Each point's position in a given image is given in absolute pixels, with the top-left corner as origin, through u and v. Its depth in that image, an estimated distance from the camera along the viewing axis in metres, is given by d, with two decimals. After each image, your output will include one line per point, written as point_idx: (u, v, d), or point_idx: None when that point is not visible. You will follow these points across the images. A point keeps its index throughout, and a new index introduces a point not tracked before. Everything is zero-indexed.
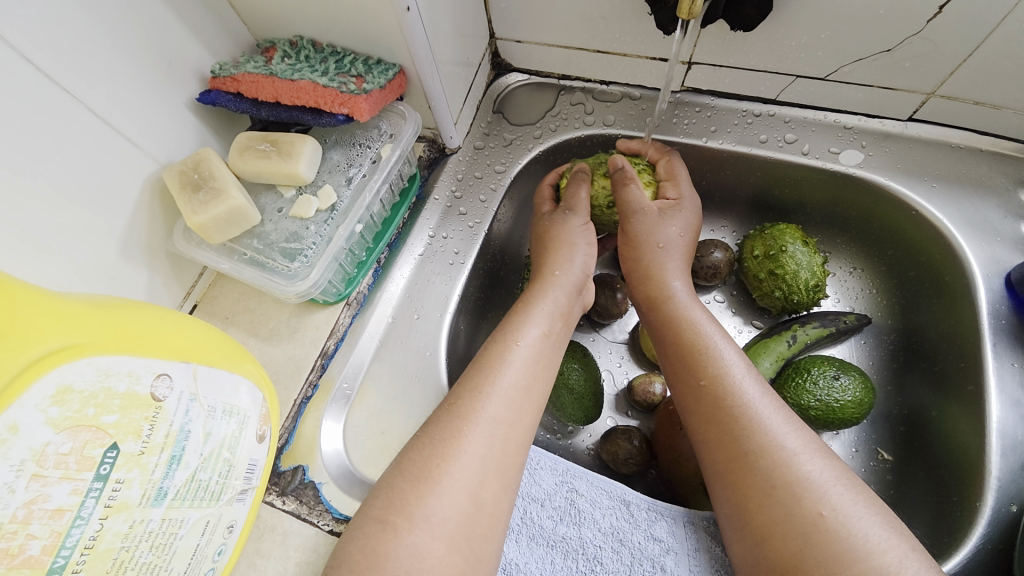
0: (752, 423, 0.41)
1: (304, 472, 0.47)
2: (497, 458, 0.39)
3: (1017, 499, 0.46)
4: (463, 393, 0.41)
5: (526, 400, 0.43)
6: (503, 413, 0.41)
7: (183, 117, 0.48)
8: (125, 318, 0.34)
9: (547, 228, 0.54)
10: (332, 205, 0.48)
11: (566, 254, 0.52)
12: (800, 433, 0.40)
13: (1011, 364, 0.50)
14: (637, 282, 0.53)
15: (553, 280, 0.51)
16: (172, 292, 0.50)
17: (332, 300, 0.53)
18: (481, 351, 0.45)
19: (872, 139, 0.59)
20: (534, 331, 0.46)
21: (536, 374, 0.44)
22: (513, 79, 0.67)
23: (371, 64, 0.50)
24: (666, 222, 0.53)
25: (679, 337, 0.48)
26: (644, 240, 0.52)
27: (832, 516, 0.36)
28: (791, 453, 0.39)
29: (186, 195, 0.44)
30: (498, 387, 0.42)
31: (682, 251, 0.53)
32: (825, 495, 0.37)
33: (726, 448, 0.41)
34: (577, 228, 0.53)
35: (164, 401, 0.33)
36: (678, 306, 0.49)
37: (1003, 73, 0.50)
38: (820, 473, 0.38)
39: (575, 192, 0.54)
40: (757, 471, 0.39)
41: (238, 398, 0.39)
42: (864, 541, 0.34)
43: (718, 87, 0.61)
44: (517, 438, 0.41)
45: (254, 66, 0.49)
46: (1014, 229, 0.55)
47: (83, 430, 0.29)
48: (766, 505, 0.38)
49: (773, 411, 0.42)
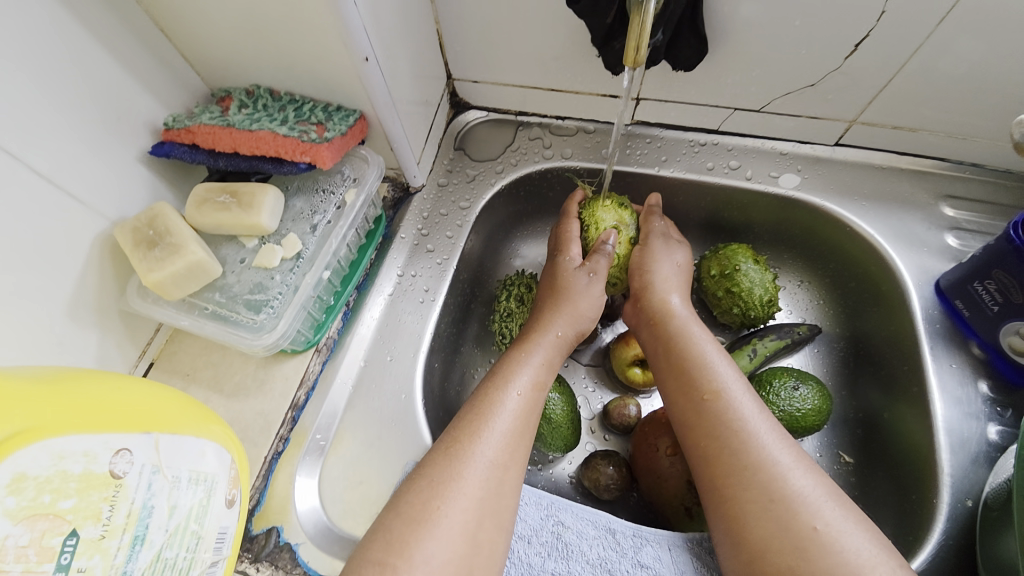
0: (750, 439, 0.43)
1: (278, 534, 0.45)
2: (493, 501, 0.39)
3: (971, 493, 0.49)
4: (462, 435, 0.41)
5: (521, 445, 0.43)
6: (500, 456, 0.41)
7: (134, 171, 0.46)
8: (75, 393, 0.32)
9: (567, 282, 0.55)
10: (297, 253, 0.48)
11: (572, 318, 0.53)
12: (792, 449, 0.42)
13: (949, 364, 0.55)
14: (643, 300, 0.56)
15: (551, 340, 0.52)
16: (125, 352, 0.47)
17: (300, 348, 0.52)
18: (477, 393, 0.45)
19: (806, 163, 0.65)
20: (525, 379, 0.47)
21: (528, 423, 0.44)
22: (472, 116, 0.69)
23: (331, 111, 0.50)
24: (680, 251, 0.58)
25: (681, 354, 0.50)
26: (666, 268, 0.56)
27: (825, 531, 0.38)
28: (785, 469, 0.41)
29: (140, 252, 0.43)
30: (497, 432, 0.42)
31: (682, 276, 0.57)
32: (818, 511, 0.39)
33: (724, 464, 0.43)
34: (593, 296, 0.55)
35: (124, 477, 0.31)
36: (680, 323, 0.52)
37: (912, 102, 0.56)
38: (812, 489, 0.40)
39: (599, 260, 0.55)
40: (754, 485, 0.41)
41: (205, 462, 0.37)
42: (855, 556, 0.37)
43: (665, 120, 0.66)
44: (512, 480, 0.41)
45: (209, 117, 0.48)
46: (937, 239, 0.60)
47: (40, 519, 0.27)
48: (763, 520, 0.39)
49: (768, 428, 0.44)
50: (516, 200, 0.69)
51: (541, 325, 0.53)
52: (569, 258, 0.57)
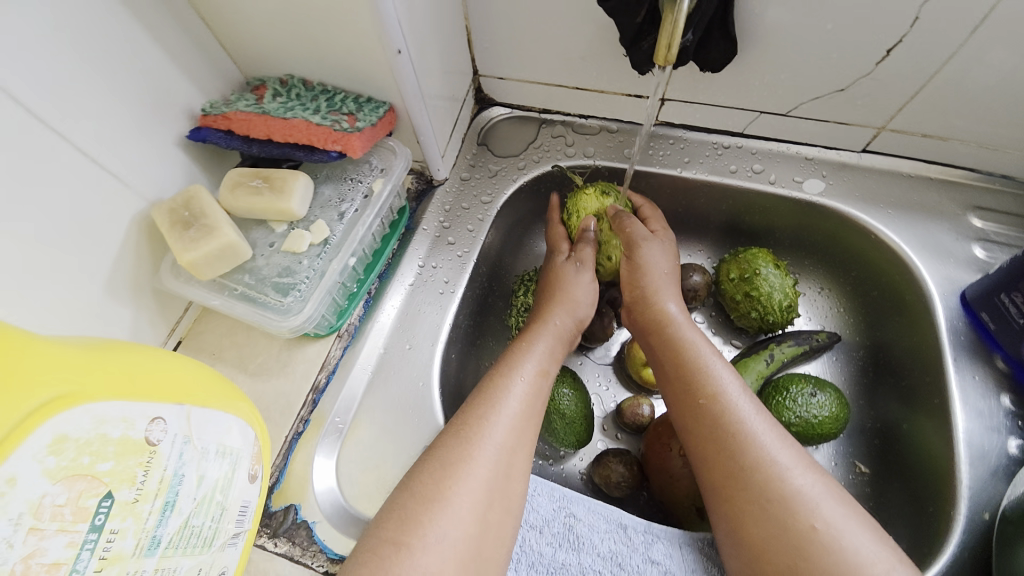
0: (747, 440, 0.43)
1: (296, 512, 0.46)
2: (502, 481, 0.40)
3: (989, 506, 0.49)
4: (469, 419, 0.42)
5: (527, 429, 0.44)
6: (508, 439, 0.42)
7: (172, 154, 0.48)
8: (115, 362, 0.34)
9: (557, 273, 0.57)
10: (325, 239, 0.49)
11: (569, 307, 0.55)
12: (792, 449, 0.42)
13: (972, 377, 0.54)
14: (636, 311, 0.56)
15: (551, 329, 0.52)
16: (156, 329, 0.49)
17: (323, 332, 0.53)
18: (483, 384, 0.46)
19: (831, 169, 0.64)
20: (530, 365, 0.48)
21: (534, 408, 0.45)
22: (496, 112, 0.70)
23: (362, 102, 0.51)
24: (665, 251, 0.57)
25: (676, 357, 0.50)
26: (656, 276, 0.55)
27: (824, 529, 0.38)
28: (783, 469, 0.41)
29: (176, 232, 0.44)
30: (505, 416, 0.43)
31: (673, 283, 0.56)
32: (817, 509, 0.39)
33: (723, 466, 0.43)
34: (585, 284, 0.56)
35: (158, 445, 0.33)
36: (676, 327, 0.52)
37: (945, 110, 0.55)
38: (811, 487, 0.40)
39: (584, 249, 0.58)
40: (753, 487, 0.41)
41: (231, 438, 0.39)
42: (855, 554, 0.37)
43: (689, 121, 0.66)
44: (519, 464, 0.42)
45: (246, 105, 0.49)
46: (964, 250, 0.59)
47: (78, 479, 0.28)
48: (762, 519, 0.40)
49: (766, 428, 0.44)
50: (536, 197, 0.69)
51: (541, 318, 0.54)
52: (558, 254, 0.59)
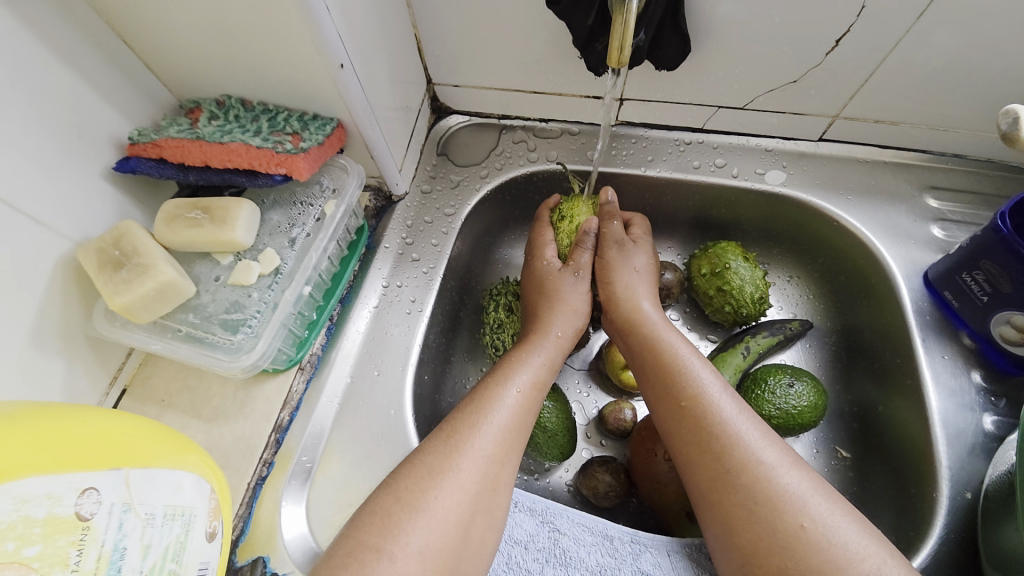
0: (730, 441, 0.42)
1: (264, 564, 0.43)
2: (486, 496, 0.41)
3: (970, 485, 0.49)
4: (460, 426, 0.43)
5: (516, 440, 0.44)
6: (496, 450, 0.42)
7: (98, 189, 0.44)
8: (38, 429, 0.30)
9: (554, 284, 0.56)
10: (275, 268, 0.46)
11: (567, 317, 0.54)
12: (776, 446, 0.42)
13: (941, 357, 0.55)
14: (612, 312, 0.55)
15: (553, 341, 0.52)
16: (94, 380, 0.45)
17: (282, 367, 0.50)
18: (468, 398, 0.46)
19: (790, 159, 0.64)
20: (525, 376, 0.48)
21: (525, 419, 0.46)
22: (453, 121, 0.68)
23: (307, 120, 0.48)
24: (642, 252, 0.57)
25: (655, 360, 0.49)
26: (623, 269, 0.56)
27: (812, 528, 0.37)
28: (769, 468, 0.40)
29: (106, 274, 0.40)
30: (495, 426, 0.43)
31: (647, 280, 0.56)
32: (804, 507, 0.38)
33: (708, 468, 0.42)
34: (582, 293, 0.56)
35: (92, 519, 0.30)
36: (653, 329, 0.51)
37: (894, 95, 0.56)
38: (797, 485, 0.39)
39: (582, 256, 0.57)
40: (739, 489, 0.40)
41: (182, 495, 0.36)
42: (844, 551, 0.36)
43: (649, 120, 0.65)
44: (506, 475, 0.43)
45: (178, 130, 0.46)
46: (923, 231, 0.60)
47: (3, 569, 0.25)
48: (751, 522, 0.39)
49: (749, 426, 0.43)
50: (501, 205, 0.67)
51: (542, 328, 0.53)
52: (549, 262, 0.57)
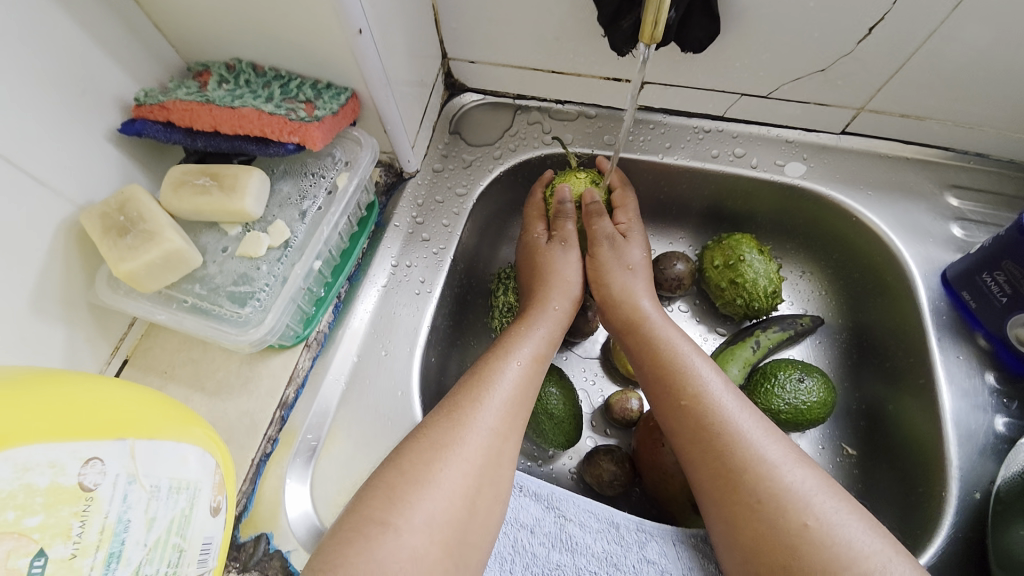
0: (732, 439, 0.42)
1: (268, 541, 0.42)
2: (490, 469, 0.40)
3: (979, 486, 0.49)
4: (462, 401, 0.42)
5: (519, 415, 0.43)
6: (500, 423, 0.42)
7: (102, 152, 0.42)
8: (40, 395, 0.30)
9: (543, 257, 0.56)
10: (285, 242, 0.44)
11: (560, 288, 0.54)
12: (780, 443, 0.41)
13: (956, 356, 0.54)
14: (609, 311, 0.54)
15: (552, 315, 0.52)
16: (96, 349, 0.44)
17: (288, 344, 0.48)
18: (469, 373, 0.45)
19: (811, 151, 0.63)
20: (527, 350, 0.47)
21: (526, 395, 0.45)
22: (468, 99, 0.66)
23: (321, 89, 0.47)
24: (637, 245, 0.57)
25: (656, 357, 0.49)
26: (616, 270, 0.55)
27: (816, 527, 0.37)
28: (773, 466, 0.40)
29: (109, 240, 0.39)
30: (498, 399, 0.43)
31: (643, 274, 0.56)
32: (808, 506, 0.38)
33: (711, 466, 0.42)
34: (572, 263, 0.56)
35: (96, 489, 0.29)
36: (653, 327, 0.51)
37: (923, 89, 0.55)
38: (802, 482, 0.39)
39: (565, 226, 0.57)
40: (743, 486, 0.40)
41: (187, 469, 0.35)
42: (849, 549, 0.36)
43: (669, 105, 0.63)
44: (510, 451, 0.42)
45: (186, 93, 0.44)
46: (942, 229, 0.59)
47: (4, 538, 0.25)
48: (754, 520, 0.39)
49: (752, 423, 0.42)
50: (514, 188, 0.66)
51: (540, 304, 0.52)
52: (536, 235, 0.58)
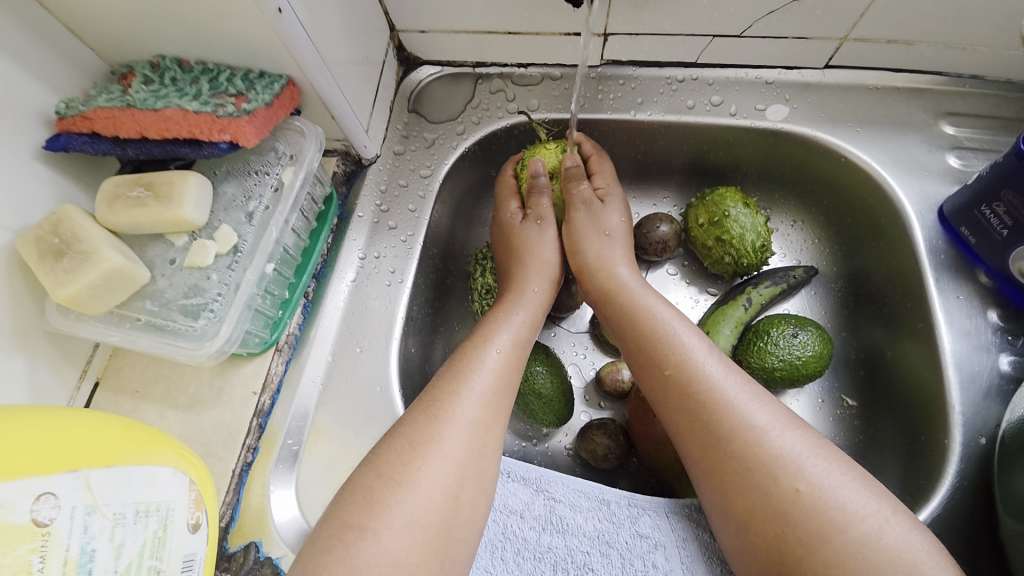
0: (719, 407, 0.40)
1: (257, 549, 0.42)
2: (474, 462, 0.39)
3: (984, 431, 0.47)
4: (441, 394, 0.41)
5: (502, 403, 0.42)
6: (481, 414, 0.40)
7: (31, 173, 0.40)
8: None
9: (521, 238, 0.54)
10: (234, 247, 0.42)
11: (538, 267, 0.52)
12: (768, 406, 0.40)
13: (956, 297, 0.52)
14: (584, 275, 0.52)
15: (530, 297, 0.50)
16: (61, 376, 0.43)
17: (257, 350, 0.47)
18: (449, 362, 0.44)
19: (794, 91, 0.59)
20: (506, 336, 0.45)
21: (509, 381, 0.43)
22: (424, 73, 0.62)
23: (253, 78, 0.43)
24: (614, 209, 0.54)
25: (637, 327, 0.46)
26: (590, 233, 0.53)
27: (808, 491, 0.35)
28: (761, 431, 0.38)
29: (47, 265, 0.37)
30: (476, 390, 0.41)
31: (620, 240, 0.53)
32: (800, 470, 0.36)
33: (698, 436, 0.40)
34: (549, 243, 0.54)
35: (52, 524, 0.29)
36: (632, 296, 0.48)
37: (911, 9, 0.50)
38: (792, 447, 0.37)
39: (539, 202, 0.54)
40: (731, 455, 0.38)
41: (157, 491, 0.34)
42: (844, 512, 0.34)
43: (637, 57, 0.59)
44: (494, 440, 0.41)
45: (108, 99, 0.41)
46: (938, 162, 0.56)
47: None
48: (744, 489, 0.37)
49: (739, 389, 0.41)
50: (482, 163, 0.63)
51: (518, 288, 0.50)
52: (511, 214, 0.55)
